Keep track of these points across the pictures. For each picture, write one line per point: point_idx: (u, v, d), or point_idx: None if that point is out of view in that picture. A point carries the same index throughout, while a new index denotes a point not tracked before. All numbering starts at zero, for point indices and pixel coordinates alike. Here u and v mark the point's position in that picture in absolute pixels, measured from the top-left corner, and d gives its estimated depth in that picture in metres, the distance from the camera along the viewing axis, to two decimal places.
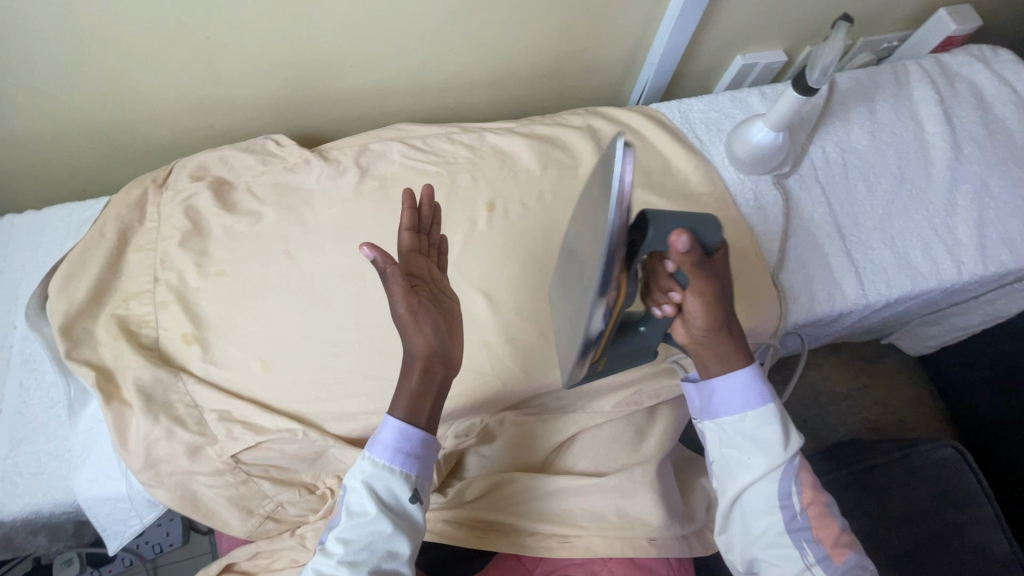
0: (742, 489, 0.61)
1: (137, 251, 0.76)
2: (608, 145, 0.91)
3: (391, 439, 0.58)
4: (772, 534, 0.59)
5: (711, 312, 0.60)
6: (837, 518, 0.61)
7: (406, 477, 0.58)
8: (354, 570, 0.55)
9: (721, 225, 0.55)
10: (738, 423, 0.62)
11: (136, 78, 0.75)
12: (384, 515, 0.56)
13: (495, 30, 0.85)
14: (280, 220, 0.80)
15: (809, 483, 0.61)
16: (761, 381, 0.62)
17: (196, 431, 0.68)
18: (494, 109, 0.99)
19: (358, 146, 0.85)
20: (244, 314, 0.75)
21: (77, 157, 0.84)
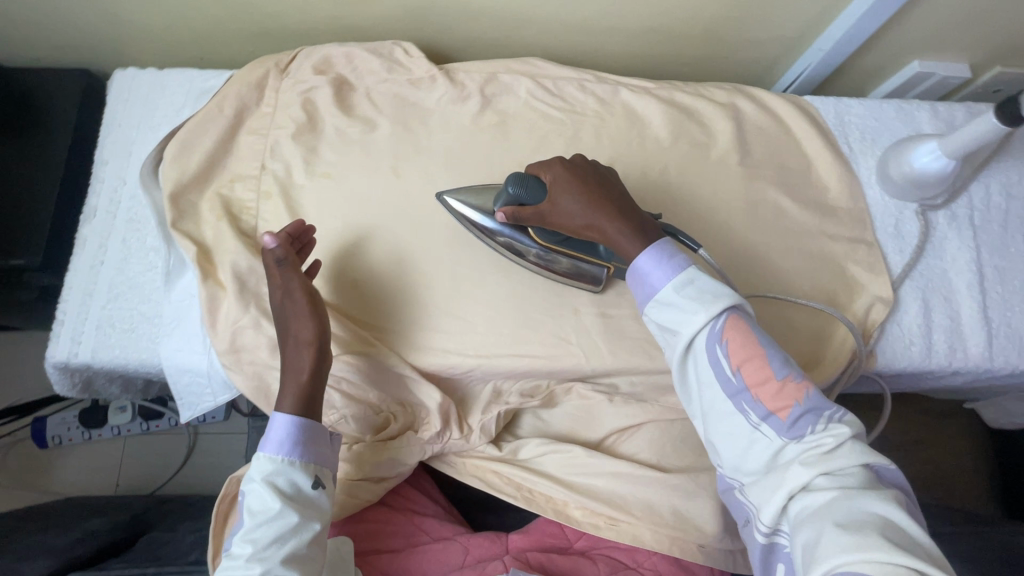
0: (682, 355, 0.57)
1: (249, 133, 0.74)
2: (749, 131, 0.82)
3: (278, 433, 0.60)
4: (715, 409, 0.55)
5: (584, 217, 0.63)
6: (776, 366, 0.53)
7: (305, 465, 0.60)
8: (265, 563, 0.55)
9: (508, 181, 0.65)
10: (662, 304, 0.58)
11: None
12: (288, 506, 0.58)
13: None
14: (395, 136, 0.77)
15: (737, 337, 0.54)
16: (665, 249, 0.59)
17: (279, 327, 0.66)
18: (630, 63, 0.91)
19: (486, 72, 0.80)
20: (342, 224, 0.73)
21: (203, 21, 0.81)
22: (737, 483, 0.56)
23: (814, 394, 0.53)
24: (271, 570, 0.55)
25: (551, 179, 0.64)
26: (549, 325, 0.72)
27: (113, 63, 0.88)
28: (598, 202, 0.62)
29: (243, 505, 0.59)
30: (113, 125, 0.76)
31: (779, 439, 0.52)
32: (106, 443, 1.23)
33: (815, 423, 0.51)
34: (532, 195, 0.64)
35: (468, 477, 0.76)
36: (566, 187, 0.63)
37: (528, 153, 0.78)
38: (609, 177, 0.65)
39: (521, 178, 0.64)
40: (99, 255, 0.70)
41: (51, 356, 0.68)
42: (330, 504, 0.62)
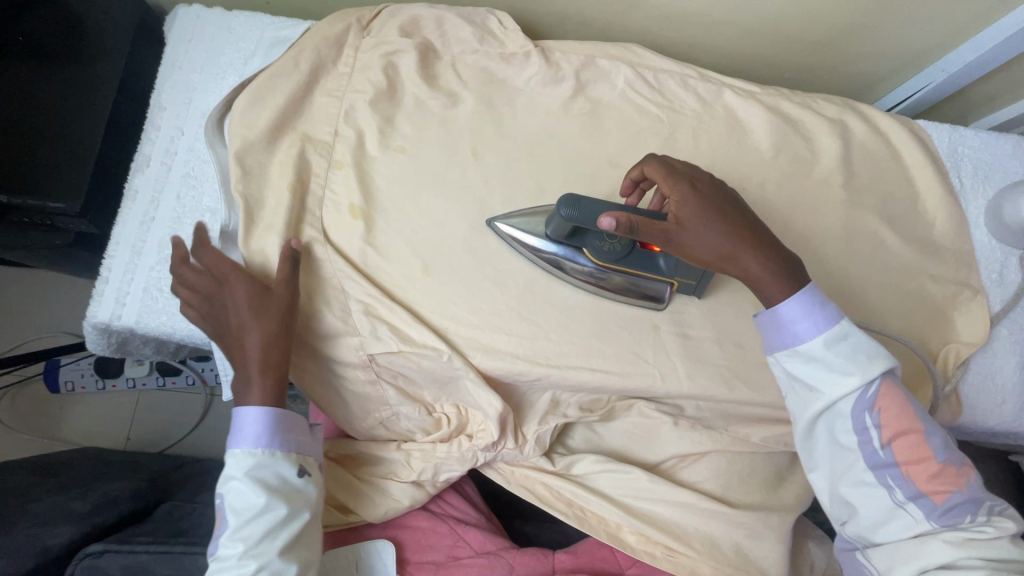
0: (816, 416, 0.54)
1: (321, 93, 0.67)
2: (856, 152, 0.76)
3: (250, 427, 0.57)
4: (848, 476, 0.53)
5: (722, 243, 0.56)
6: (937, 448, 0.51)
7: (288, 454, 0.58)
8: (258, 558, 0.55)
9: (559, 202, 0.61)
10: (805, 359, 0.54)
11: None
12: (275, 499, 0.56)
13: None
14: (479, 114, 0.70)
15: (892, 409, 0.52)
16: (817, 298, 0.55)
17: (338, 319, 0.63)
18: (731, 62, 0.84)
19: (584, 55, 0.73)
20: (415, 204, 0.67)
21: None
22: (855, 547, 0.54)
23: (974, 482, 0.51)
24: (266, 564, 0.55)
25: (679, 198, 0.58)
26: (626, 339, 0.67)
27: None
28: (736, 230, 0.57)
29: (225, 504, 0.56)
30: (172, 68, 0.70)
31: (927, 521, 0.50)
32: (120, 394, 1.19)
33: (976, 512, 0.50)
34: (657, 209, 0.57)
35: (516, 487, 0.71)
36: (699, 209, 0.57)
37: (619, 149, 0.72)
38: (735, 198, 0.59)
39: (573, 198, 0.61)
40: (150, 211, 0.65)
41: (91, 316, 0.63)
42: (319, 491, 0.60)
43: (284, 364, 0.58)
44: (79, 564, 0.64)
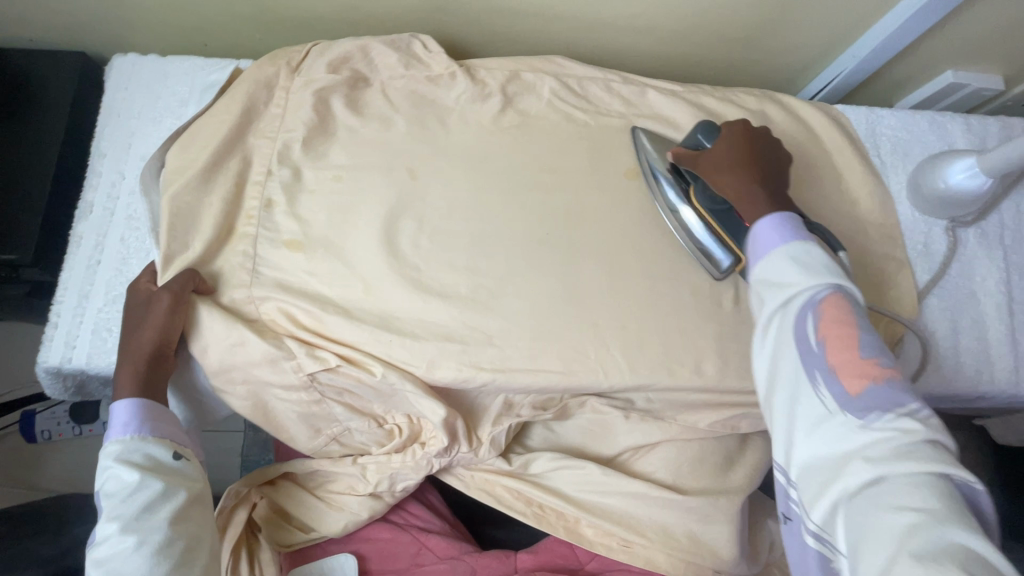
0: (780, 306, 0.49)
1: (255, 131, 0.70)
2: (779, 140, 0.79)
3: (122, 415, 0.60)
4: (786, 384, 0.46)
5: (733, 191, 0.63)
6: (866, 347, 0.44)
7: (157, 432, 0.61)
8: (139, 534, 0.56)
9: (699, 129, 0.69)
10: (775, 283, 0.51)
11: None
12: (150, 475, 0.58)
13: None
14: (410, 135, 0.73)
15: (832, 311, 0.46)
16: (795, 221, 0.55)
17: (273, 342, 0.63)
18: (657, 64, 0.87)
19: (508, 70, 0.76)
20: (356, 228, 0.70)
21: (208, 6, 0.76)
22: (786, 488, 0.46)
23: (899, 386, 0.43)
24: (148, 537, 0.56)
25: (717, 160, 0.66)
26: (568, 339, 0.69)
27: (112, 47, 0.84)
28: (745, 174, 0.63)
29: (98, 493, 0.58)
30: (110, 115, 0.72)
31: (841, 413, 0.42)
32: (98, 438, 1.20)
33: (893, 412, 0.41)
34: (713, 141, 0.69)
35: (476, 490, 0.74)
36: (731, 139, 0.66)
37: (549, 157, 0.74)
38: (763, 146, 0.66)
39: (713, 131, 0.69)
40: (97, 255, 0.68)
41: (43, 361, 0.65)
42: (197, 472, 0.63)
43: (156, 356, 0.63)
44: None
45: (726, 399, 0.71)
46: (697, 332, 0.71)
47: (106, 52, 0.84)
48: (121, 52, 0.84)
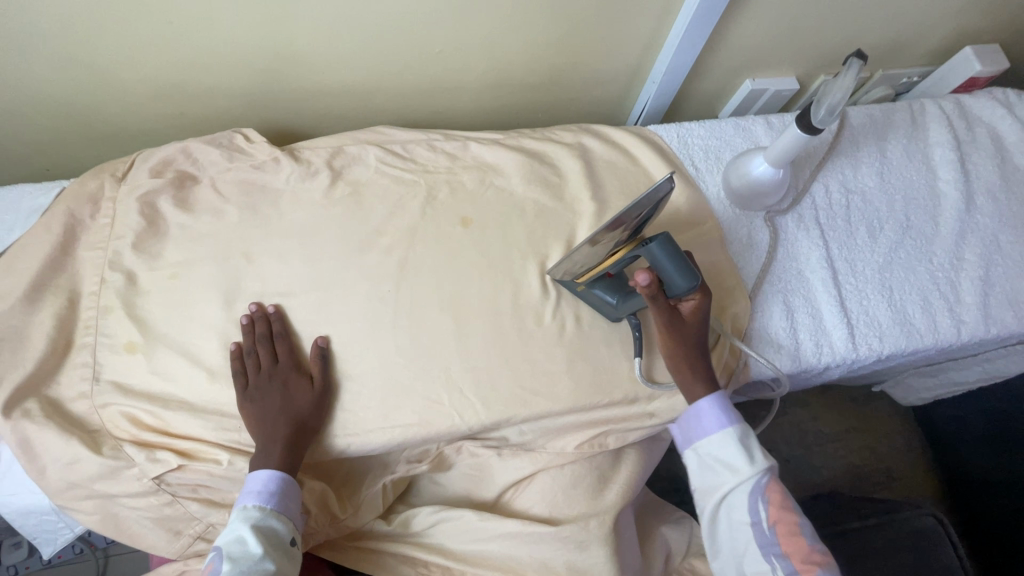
0: (725, 493, 0.64)
1: (84, 247, 0.72)
2: (598, 166, 0.85)
3: (260, 485, 0.62)
4: (745, 556, 0.63)
5: (682, 358, 0.69)
6: (807, 534, 0.62)
7: (289, 516, 0.63)
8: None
9: (687, 279, 0.66)
10: (708, 443, 0.67)
11: (100, 56, 0.71)
12: (271, 554, 0.59)
13: (489, 32, 0.80)
14: (242, 222, 0.76)
15: (774, 498, 0.63)
16: (724, 403, 0.68)
17: (110, 456, 0.63)
18: (485, 116, 0.95)
19: (333, 147, 0.81)
20: (194, 320, 0.70)
21: (34, 137, 0.80)
22: None
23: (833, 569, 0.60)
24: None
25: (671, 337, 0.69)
26: (422, 389, 0.70)
27: None
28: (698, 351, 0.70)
29: (220, 554, 0.58)
30: None
31: None
32: None
33: None
34: (676, 287, 0.66)
35: (360, 564, 0.71)
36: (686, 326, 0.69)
37: (383, 219, 0.78)
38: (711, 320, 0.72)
39: (694, 285, 0.66)
40: None
41: None
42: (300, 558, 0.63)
43: (304, 438, 0.66)
44: None
45: (585, 418, 0.73)
46: (547, 358, 0.73)
47: None
48: None
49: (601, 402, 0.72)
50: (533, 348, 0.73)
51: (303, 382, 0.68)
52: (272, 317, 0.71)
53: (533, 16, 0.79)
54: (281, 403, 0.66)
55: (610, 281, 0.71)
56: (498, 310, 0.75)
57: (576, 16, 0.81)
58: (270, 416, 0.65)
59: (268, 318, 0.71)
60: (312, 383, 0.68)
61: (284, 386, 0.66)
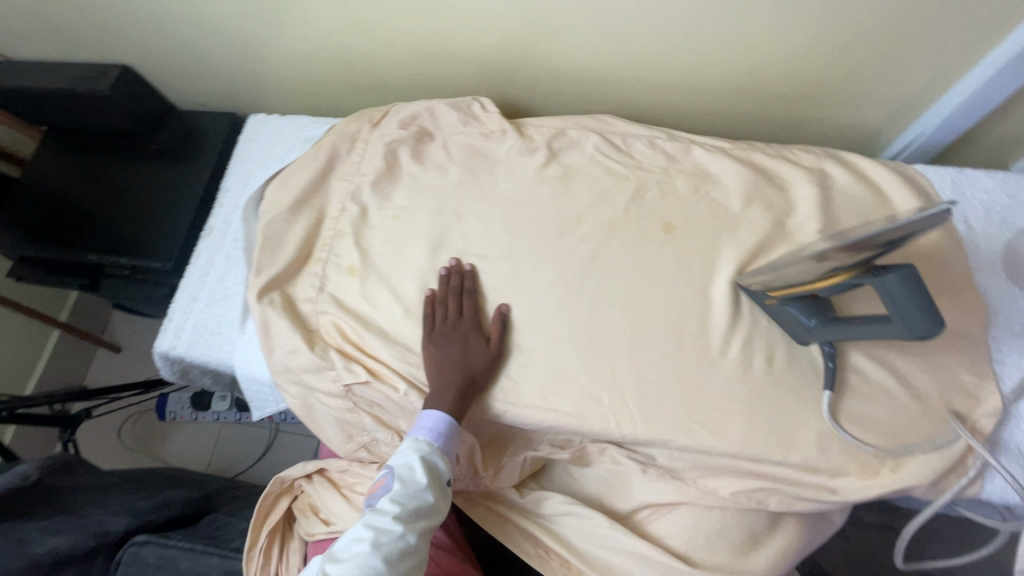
0: None
1: (337, 177, 0.84)
2: (837, 198, 0.74)
3: (432, 423, 0.67)
4: None
5: None
6: None
7: (450, 456, 0.68)
8: (404, 526, 0.62)
9: (924, 325, 0.51)
10: None
11: (402, 13, 0.83)
12: (433, 488, 0.65)
13: (756, 25, 0.74)
14: (461, 183, 0.82)
15: None
16: None
17: (318, 355, 0.73)
18: (719, 114, 0.89)
19: (555, 128, 0.83)
20: (402, 259, 0.79)
21: (335, 79, 0.99)
22: None
23: None
24: (407, 535, 0.62)
25: None
26: (585, 383, 0.69)
27: (270, 107, 1.10)
28: None
29: (392, 473, 0.65)
30: (238, 160, 0.91)
31: None
32: (211, 425, 1.45)
33: None
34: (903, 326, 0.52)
35: (489, 522, 0.76)
36: None
37: (586, 206, 0.78)
38: None
39: (929, 332, 0.51)
40: (208, 266, 0.84)
41: (158, 346, 0.80)
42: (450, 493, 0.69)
43: (472, 393, 0.70)
44: (128, 550, 0.78)
45: (751, 469, 0.65)
46: (724, 393, 0.67)
47: (265, 109, 1.11)
48: (276, 110, 1.10)
49: (777, 459, 0.64)
50: (711, 377, 0.68)
51: (483, 342, 0.72)
52: (466, 274, 0.76)
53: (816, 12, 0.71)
54: (460, 354, 0.70)
55: (811, 301, 0.65)
56: (681, 326, 0.71)
57: (870, 15, 0.71)
58: (450, 364, 0.70)
59: (462, 275, 0.76)
60: (489, 345, 0.72)
61: (465, 340, 0.71)
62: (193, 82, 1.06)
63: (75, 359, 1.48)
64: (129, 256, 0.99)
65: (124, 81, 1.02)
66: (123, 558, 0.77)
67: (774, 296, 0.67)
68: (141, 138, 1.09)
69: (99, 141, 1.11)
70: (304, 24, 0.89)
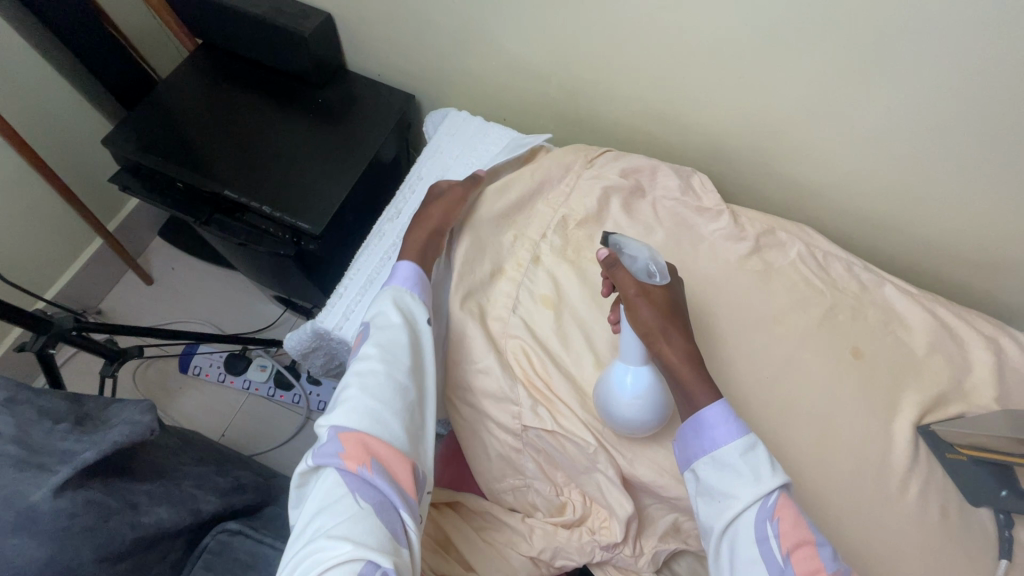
0: None
1: (545, 203, 0.83)
2: (1010, 376, 0.79)
3: (404, 275, 0.71)
4: None
5: None
6: None
7: (426, 306, 0.70)
8: (389, 365, 0.62)
9: None
10: None
11: (650, 70, 0.87)
12: (402, 324, 0.66)
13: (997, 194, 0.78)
14: (664, 249, 0.81)
15: None
16: None
17: (506, 383, 0.71)
18: (899, 252, 0.93)
19: (766, 225, 0.84)
20: (598, 306, 0.76)
21: (539, 102, 1.01)
22: None
23: None
24: (391, 376, 0.62)
25: None
26: None
27: (450, 101, 1.09)
28: None
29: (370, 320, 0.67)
30: (436, 153, 0.90)
31: None
32: (234, 391, 1.31)
33: None
34: None
35: None
36: None
37: (783, 309, 0.80)
38: None
39: None
40: (390, 253, 0.79)
41: (318, 321, 0.74)
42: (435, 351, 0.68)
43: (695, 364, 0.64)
44: (214, 537, 0.67)
45: None
46: (896, 533, 0.68)
47: (444, 101, 1.09)
48: (456, 105, 1.09)
49: None
50: (886, 514, 0.69)
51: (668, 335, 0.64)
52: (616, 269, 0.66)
53: None
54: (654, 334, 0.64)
55: (999, 469, 0.68)
56: (861, 454, 0.72)
57: None
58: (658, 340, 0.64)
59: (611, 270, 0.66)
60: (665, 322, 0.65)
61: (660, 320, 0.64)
62: (386, 49, 1.02)
63: (104, 277, 1.33)
64: (270, 205, 0.91)
65: (322, 30, 0.99)
66: (208, 545, 0.67)
67: (960, 452, 0.71)
68: (307, 86, 1.04)
69: (260, 73, 1.04)
70: (547, 43, 0.90)
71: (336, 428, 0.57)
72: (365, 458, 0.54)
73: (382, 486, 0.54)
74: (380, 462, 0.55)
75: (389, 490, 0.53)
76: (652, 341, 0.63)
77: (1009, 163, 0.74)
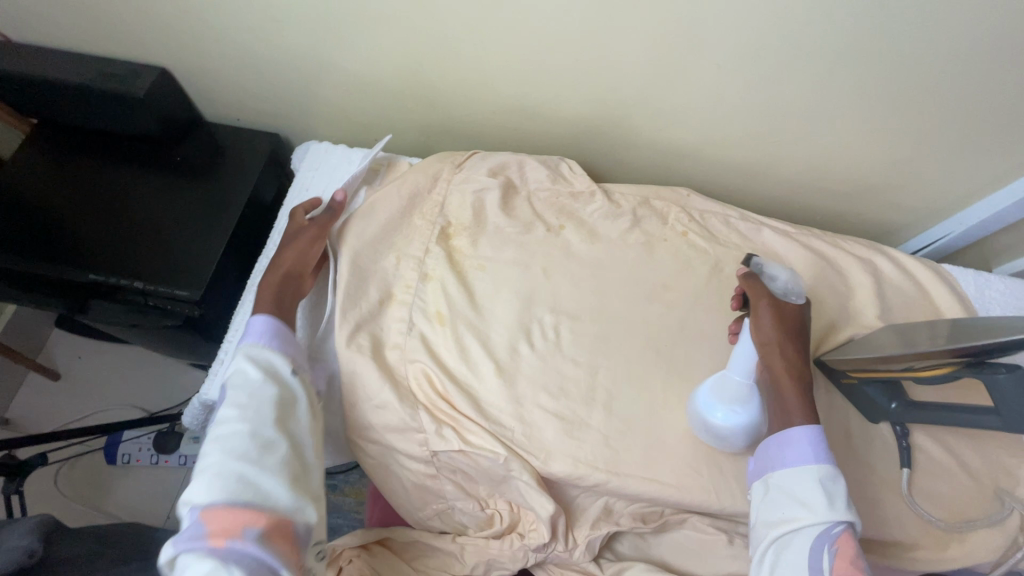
0: None
1: (420, 217, 0.82)
2: (887, 290, 0.83)
3: (256, 329, 0.68)
4: None
5: None
6: None
7: (286, 355, 0.68)
8: (252, 427, 0.60)
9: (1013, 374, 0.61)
10: None
11: (498, 67, 0.86)
12: (265, 379, 0.64)
13: (840, 125, 0.83)
14: (547, 240, 0.81)
15: None
16: None
17: (407, 412, 0.69)
18: (775, 193, 0.97)
19: (641, 197, 0.87)
20: (489, 312, 0.76)
21: (405, 116, 0.99)
22: None
23: None
24: (257, 437, 0.59)
25: None
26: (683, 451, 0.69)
27: (319, 131, 1.05)
28: None
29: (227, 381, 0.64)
30: (300, 189, 0.87)
31: None
32: (172, 470, 1.25)
33: None
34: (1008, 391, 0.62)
35: None
36: None
37: (671, 275, 0.81)
38: None
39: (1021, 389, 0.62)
40: None
41: (202, 394, 0.72)
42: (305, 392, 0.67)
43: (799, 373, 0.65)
44: None
45: None
46: None
47: (313, 133, 1.06)
48: (326, 133, 1.06)
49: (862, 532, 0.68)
50: None
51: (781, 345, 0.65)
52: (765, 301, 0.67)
53: (893, 119, 0.80)
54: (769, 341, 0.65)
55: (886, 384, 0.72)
56: None
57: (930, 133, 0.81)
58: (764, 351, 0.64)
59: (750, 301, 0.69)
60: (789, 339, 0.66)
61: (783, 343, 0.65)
62: (237, 92, 0.98)
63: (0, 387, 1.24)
64: (141, 280, 0.86)
65: (162, 86, 0.94)
66: None
67: (852, 377, 0.74)
68: (163, 148, 0.99)
69: (107, 145, 0.98)
70: (393, 58, 0.88)
71: (194, 513, 0.54)
72: (230, 533, 0.52)
73: (256, 553, 0.52)
74: (252, 528, 0.53)
75: (264, 556, 0.52)
76: (771, 353, 0.64)
77: (842, 95, 0.78)
